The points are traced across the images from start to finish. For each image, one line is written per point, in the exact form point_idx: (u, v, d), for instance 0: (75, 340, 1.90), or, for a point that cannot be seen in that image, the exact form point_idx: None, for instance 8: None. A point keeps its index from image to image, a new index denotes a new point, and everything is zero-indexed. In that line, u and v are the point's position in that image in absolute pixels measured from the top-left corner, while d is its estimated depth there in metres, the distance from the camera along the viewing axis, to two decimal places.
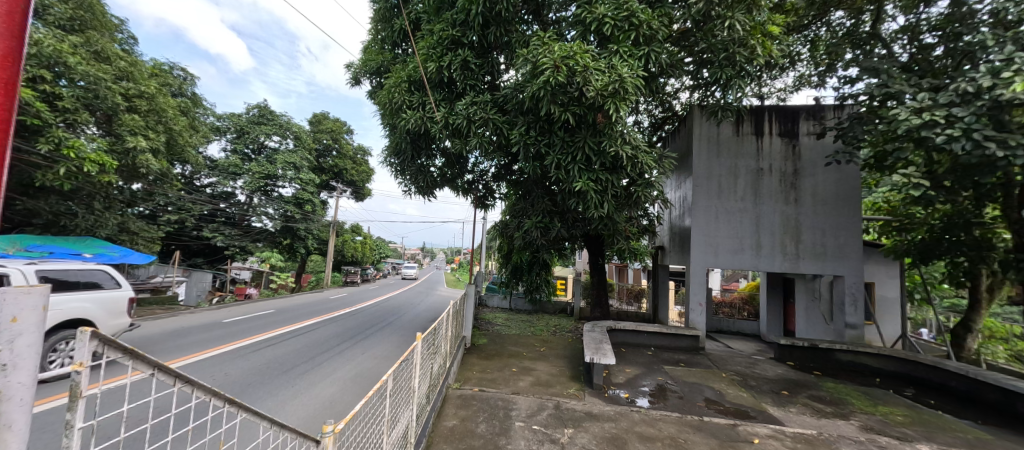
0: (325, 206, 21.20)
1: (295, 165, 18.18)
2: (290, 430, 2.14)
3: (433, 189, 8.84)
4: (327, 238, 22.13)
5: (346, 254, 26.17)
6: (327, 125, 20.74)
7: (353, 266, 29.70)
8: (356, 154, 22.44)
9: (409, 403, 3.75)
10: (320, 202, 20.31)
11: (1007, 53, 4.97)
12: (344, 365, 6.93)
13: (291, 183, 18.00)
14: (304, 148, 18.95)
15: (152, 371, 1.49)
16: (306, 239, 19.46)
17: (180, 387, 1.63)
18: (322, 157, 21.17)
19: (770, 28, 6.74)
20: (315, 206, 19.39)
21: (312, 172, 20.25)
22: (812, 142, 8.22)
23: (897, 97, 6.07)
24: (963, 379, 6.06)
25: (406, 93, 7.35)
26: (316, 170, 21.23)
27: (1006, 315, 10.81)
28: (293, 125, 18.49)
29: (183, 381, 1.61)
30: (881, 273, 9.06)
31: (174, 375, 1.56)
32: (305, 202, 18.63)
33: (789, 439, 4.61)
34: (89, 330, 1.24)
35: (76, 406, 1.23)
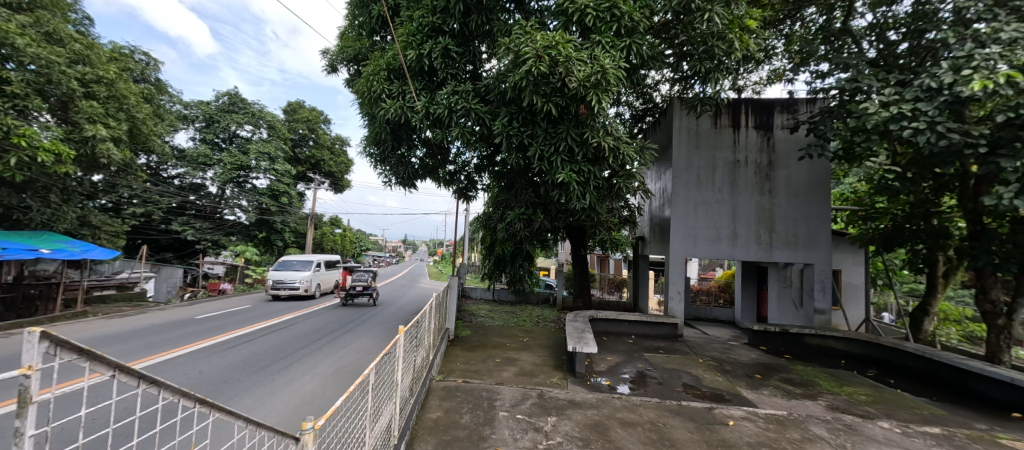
0: (302, 198, 20.51)
1: (269, 155, 17.48)
2: (268, 428, 2.06)
3: (415, 180, 8.64)
4: (305, 231, 21.64)
5: (325, 246, 25.86)
6: (302, 114, 20.27)
7: None
8: (333, 144, 21.99)
9: (391, 397, 3.72)
10: (297, 194, 19.66)
11: (967, 50, 5.23)
12: (325, 360, 6.83)
13: (265, 174, 17.36)
14: (279, 137, 18.27)
15: (112, 372, 1.40)
16: (282, 232, 19.33)
17: (145, 388, 1.55)
18: (297, 147, 20.60)
19: (747, 22, 6.73)
20: (292, 198, 18.83)
21: (289, 163, 19.69)
22: (785, 135, 8.46)
23: (866, 92, 6.27)
24: (921, 359, 6.45)
25: (385, 82, 7.12)
26: (292, 161, 20.68)
27: (960, 298, 11.42)
28: (266, 114, 17.79)
29: (148, 381, 1.53)
30: (847, 262, 9.49)
31: (137, 376, 1.48)
32: (280, 194, 18.11)
33: (761, 419, 4.83)
34: (38, 332, 1.16)
35: (26, 413, 1.15)
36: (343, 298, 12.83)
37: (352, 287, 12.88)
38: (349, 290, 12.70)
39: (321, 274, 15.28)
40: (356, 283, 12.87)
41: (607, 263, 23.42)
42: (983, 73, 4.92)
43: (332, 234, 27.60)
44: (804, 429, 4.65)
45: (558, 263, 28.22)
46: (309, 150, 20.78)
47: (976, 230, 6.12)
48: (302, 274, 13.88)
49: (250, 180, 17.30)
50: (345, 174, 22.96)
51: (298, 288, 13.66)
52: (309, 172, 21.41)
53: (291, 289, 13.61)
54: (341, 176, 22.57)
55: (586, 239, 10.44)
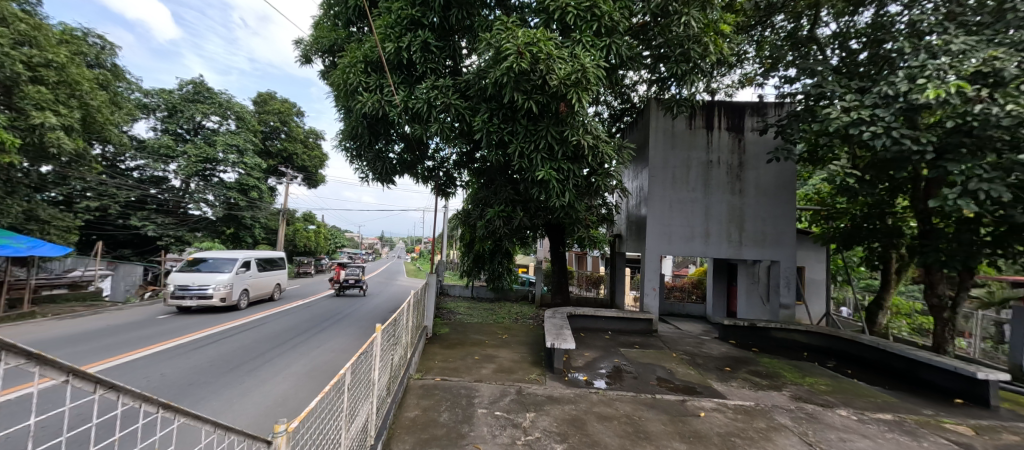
0: (273, 193, 19.85)
1: (238, 148, 16.76)
2: (238, 433, 1.95)
3: (392, 176, 8.46)
4: (276, 227, 20.97)
5: (298, 243, 25.13)
6: (273, 105, 19.59)
7: (307, 257, 28.30)
8: (306, 137, 21.36)
9: (369, 396, 3.67)
10: (267, 188, 18.98)
11: (921, 61, 5.57)
12: (298, 360, 6.64)
13: (233, 167, 16.66)
14: (248, 129, 17.56)
15: (67, 377, 1.23)
16: (252, 228, 18.47)
17: (103, 394, 1.39)
18: (268, 140, 19.88)
19: (722, 26, 6.92)
20: (262, 192, 18.14)
21: (259, 156, 18.98)
22: (755, 137, 8.79)
23: (830, 97, 6.60)
24: (875, 350, 6.87)
25: (361, 74, 6.94)
26: (263, 154, 19.95)
27: (910, 293, 12.22)
28: (234, 105, 17.04)
29: (106, 387, 1.38)
30: (810, 259, 9.96)
31: (95, 381, 1.32)
32: (249, 188, 17.43)
33: (730, 410, 5.04)
34: None
35: None
36: (336, 289, 15.05)
37: (345, 279, 15.16)
38: (342, 282, 15.01)
39: (252, 276, 11.53)
40: (348, 277, 15.18)
41: (585, 260, 23.75)
42: (935, 83, 5.25)
43: (306, 231, 26.79)
44: (770, 418, 4.88)
45: (538, 261, 28.40)
46: (281, 143, 20.08)
47: (926, 230, 6.57)
48: (218, 277, 10.10)
49: (217, 173, 16.55)
50: (319, 168, 22.34)
51: (212, 297, 9.91)
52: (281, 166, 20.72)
53: (201, 298, 9.85)
54: (315, 170, 21.95)
55: (564, 237, 10.53)
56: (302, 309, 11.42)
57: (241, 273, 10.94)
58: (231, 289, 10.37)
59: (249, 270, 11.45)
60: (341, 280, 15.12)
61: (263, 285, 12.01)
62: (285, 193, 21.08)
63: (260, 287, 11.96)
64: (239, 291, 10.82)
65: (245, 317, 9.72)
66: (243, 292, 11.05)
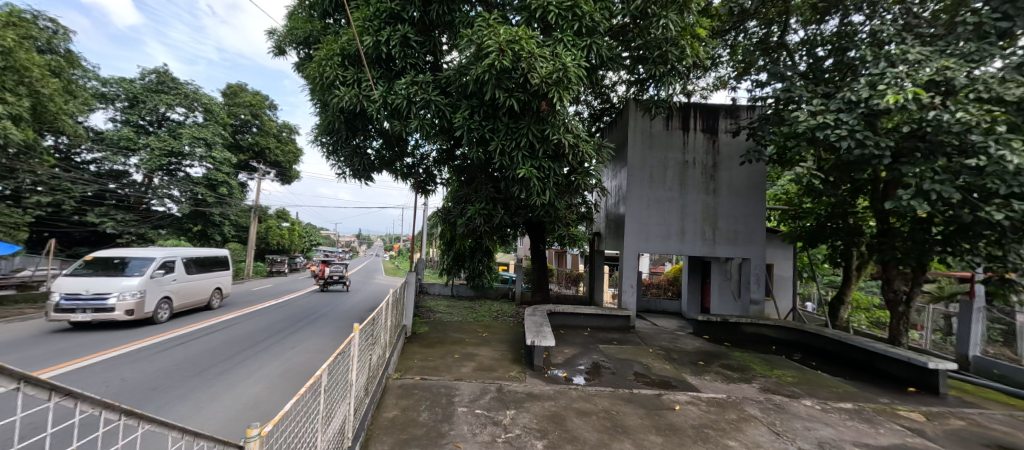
0: (243, 189, 19.19)
1: (205, 141, 16.07)
2: (208, 439, 1.84)
3: (370, 173, 8.28)
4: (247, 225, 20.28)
5: (271, 241, 24.36)
6: (244, 98, 18.88)
7: (281, 256, 27.52)
8: (279, 131, 20.69)
9: (346, 398, 3.60)
10: (237, 184, 18.31)
11: (881, 69, 5.87)
12: (271, 362, 6.42)
13: (200, 162, 15.95)
14: (216, 122, 16.86)
15: (17, 385, 1.06)
16: (221, 225, 18.18)
17: (59, 402, 1.24)
18: (238, 133, 19.15)
19: (698, 30, 7.07)
20: (232, 188, 17.47)
21: (228, 151, 18.27)
22: (729, 139, 9.07)
23: (798, 101, 6.87)
24: (838, 343, 7.25)
25: (338, 68, 6.76)
26: (232, 148, 19.22)
27: (869, 288, 12.93)
28: (201, 96, 16.30)
29: (64, 394, 1.22)
30: (778, 257, 10.38)
31: (51, 388, 1.16)
32: (218, 184, 16.87)
33: (704, 403, 5.21)
34: None
35: None
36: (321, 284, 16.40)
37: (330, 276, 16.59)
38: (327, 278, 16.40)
39: (178, 280, 9.15)
40: (333, 274, 16.64)
41: (564, 258, 24.04)
42: (894, 89, 5.55)
43: (279, 228, 26.00)
44: (740, 409, 5.08)
45: (518, 259, 28.59)
46: (252, 137, 19.38)
47: (884, 229, 6.97)
48: (126, 282, 7.77)
49: (183, 168, 15.81)
50: (293, 164, 21.72)
51: (113, 310, 7.54)
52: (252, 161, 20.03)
53: (98, 310, 7.48)
54: (289, 166, 21.32)
55: (545, 235, 10.59)
56: (276, 308, 11.09)
57: (160, 278, 8.52)
58: (144, 298, 8.00)
59: (172, 273, 9.02)
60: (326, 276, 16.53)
61: (194, 290, 9.65)
62: (257, 189, 20.37)
63: (190, 295, 9.57)
64: (157, 299, 8.45)
65: (213, 318, 9.30)
66: (164, 301, 8.68)
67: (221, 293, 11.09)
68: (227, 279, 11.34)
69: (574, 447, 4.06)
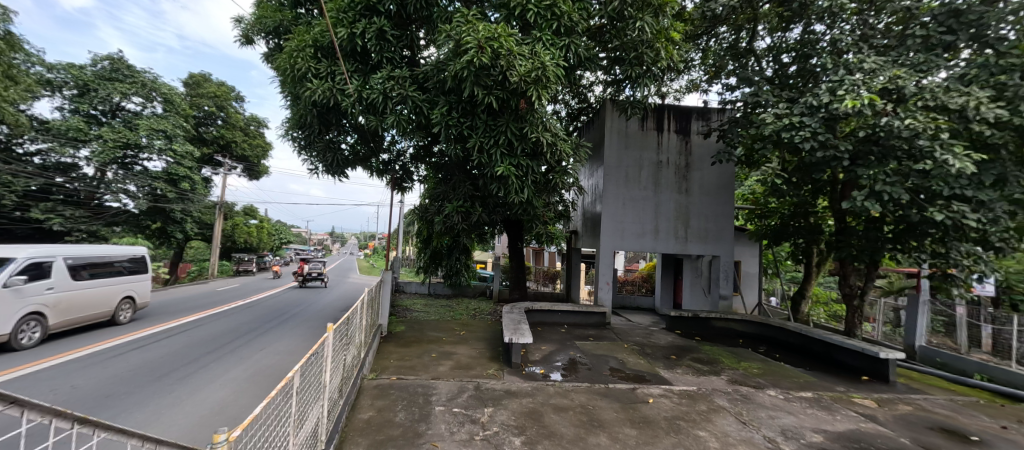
0: (207, 184, 18.34)
1: (165, 133, 15.24)
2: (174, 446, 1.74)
3: (344, 169, 8.05)
4: (210, 222, 19.40)
5: (237, 239, 23.40)
6: (208, 88, 18.02)
7: (248, 254, 26.52)
8: (246, 124, 19.88)
9: (319, 400, 3.50)
10: (200, 179, 17.45)
11: (840, 76, 6.20)
12: (238, 365, 6.15)
13: (160, 156, 15.26)
14: (177, 113, 16.01)
15: None
16: (183, 223, 16.82)
17: (2, 411, 1.13)
18: (201, 126, 18.28)
19: (672, 33, 7.23)
20: (195, 183, 16.63)
21: (190, 144, 17.39)
22: (701, 140, 9.36)
23: (765, 105, 7.17)
24: (800, 336, 7.63)
25: (310, 60, 6.54)
26: (195, 141, 18.34)
27: (826, 283, 13.70)
28: (161, 86, 15.41)
29: (9, 402, 1.11)
30: (745, 254, 10.83)
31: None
32: (180, 179, 16.02)
33: (676, 396, 5.38)
34: None
35: None
36: (301, 280, 17.49)
37: (308, 272, 17.66)
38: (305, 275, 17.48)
39: (58, 289, 6.86)
40: (311, 270, 17.73)
41: (542, 256, 24.29)
42: (852, 95, 5.86)
43: (248, 225, 25.04)
44: (710, 401, 5.28)
45: (495, 257, 28.67)
46: (217, 130, 18.52)
47: (842, 227, 7.39)
48: None
49: (140, 161, 14.96)
50: (262, 159, 20.94)
51: None
52: (217, 156, 19.20)
53: None
54: (257, 160, 20.58)
55: (523, 233, 10.62)
56: (243, 309, 10.66)
57: (24, 289, 6.26)
58: None
59: (49, 280, 6.74)
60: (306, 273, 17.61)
61: (83, 303, 7.33)
62: (223, 184, 19.58)
63: (78, 308, 7.25)
64: (19, 318, 6.24)
65: (173, 320, 8.82)
66: (32, 319, 6.45)
67: (135, 303, 8.71)
68: (145, 286, 8.92)
69: (552, 442, 4.10)
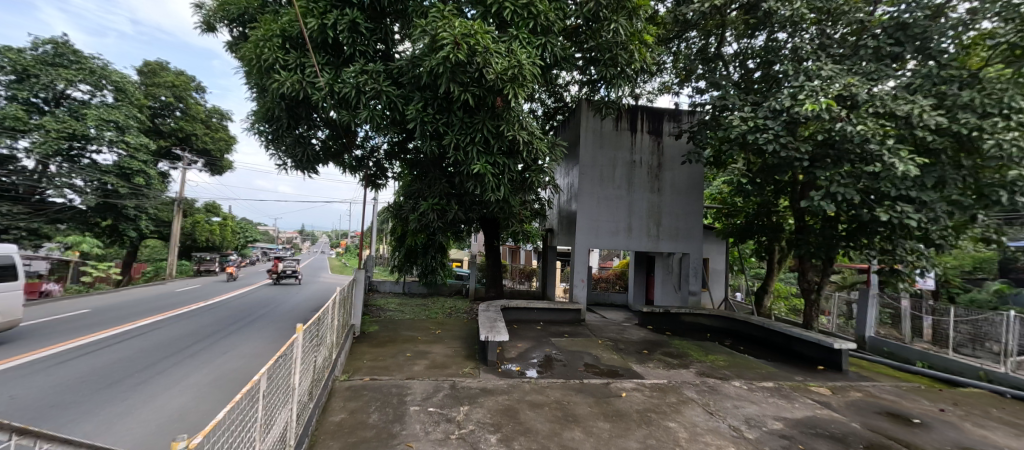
0: (164, 179, 17.35)
1: (117, 124, 14.27)
2: None
3: (315, 165, 7.80)
4: (168, 219, 18.38)
5: (198, 237, 22.27)
6: (165, 77, 16.99)
7: (209, 253, 25.36)
8: (207, 116, 18.90)
9: (287, 403, 3.37)
10: (157, 174, 16.42)
11: (800, 82, 6.53)
12: (200, 369, 5.86)
13: (110, 147, 14.11)
14: (129, 102, 15.03)
15: None
16: (136, 220, 15.82)
17: None
18: (158, 117, 17.25)
19: (645, 36, 7.36)
20: (150, 178, 15.65)
21: (145, 136, 16.37)
22: (672, 141, 9.63)
23: (732, 108, 7.46)
24: (763, 329, 8.01)
25: (278, 51, 6.27)
26: (151, 133, 17.32)
27: (786, 279, 14.42)
28: (112, 74, 14.36)
29: None
30: (713, 251, 11.24)
31: None
32: (133, 173, 14.91)
33: (648, 389, 5.54)
34: None
35: None
36: (275, 278, 18.30)
37: (283, 270, 18.48)
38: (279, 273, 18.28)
39: None
40: (286, 268, 18.57)
41: (518, 254, 24.42)
42: (811, 100, 6.19)
43: (211, 223, 23.88)
44: (679, 393, 5.47)
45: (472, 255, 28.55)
46: (175, 122, 17.51)
47: (801, 226, 7.81)
48: None
49: (88, 154, 13.91)
50: (225, 153, 20.00)
51: None
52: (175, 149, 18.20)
53: None
54: (219, 154, 19.65)
55: (499, 231, 10.62)
56: (205, 311, 10.16)
57: None
58: None
59: None
60: (280, 270, 18.42)
61: None
62: (182, 179, 18.59)
63: None
64: None
65: (126, 323, 8.30)
66: None
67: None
68: (13, 298, 6.63)
69: (527, 438, 4.14)
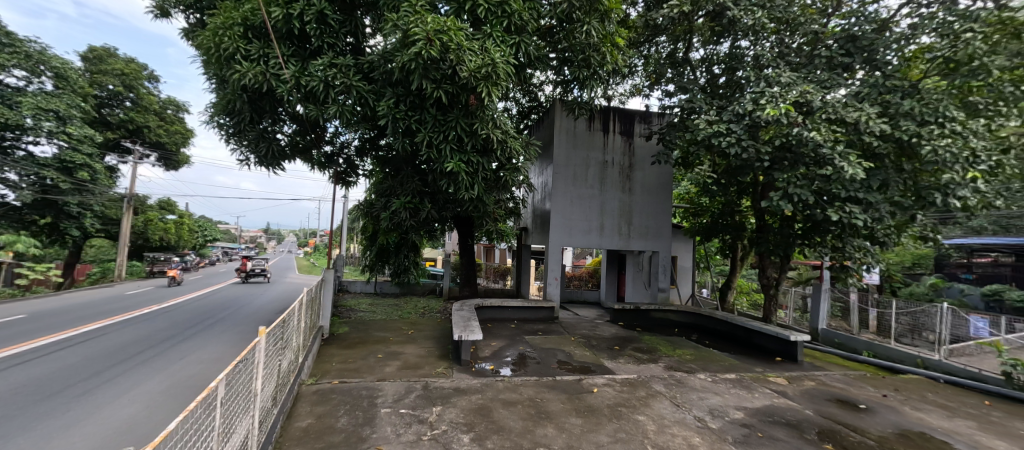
0: (112, 174, 16.20)
1: (57, 114, 13.18)
2: None
3: (280, 161, 7.48)
4: (116, 216, 17.19)
5: (151, 236, 20.96)
6: (114, 65, 15.85)
7: (163, 254, 23.97)
8: (162, 107, 17.77)
9: (248, 410, 3.21)
10: (103, 168, 15.27)
11: (761, 88, 6.84)
12: (153, 377, 5.50)
13: (50, 139, 13.06)
14: (71, 91, 13.92)
15: None
16: (81, 218, 14.74)
17: None
18: (105, 107, 16.07)
19: (617, 39, 7.49)
20: (96, 173, 14.56)
21: (90, 127, 15.21)
22: (642, 142, 9.87)
23: (699, 111, 7.74)
24: (727, 323, 8.37)
25: (239, 39, 5.96)
26: (98, 125, 16.14)
27: (748, 276, 15.12)
28: (52, 59, 13.21)
29: None
30: (680, 249, 11.62)
31: None
32: (76, 167, 13.84)
33: (618, 384, 5.67)
34: None
35: None
36: (244, 276, 18.33)
37: (251, 269, 18.53)
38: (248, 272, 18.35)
39: None
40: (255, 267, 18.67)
41: (492, 253, 24.44)
42: (771, 105, 6.50)
43: (166, 221, 22.48)
44: (648, 387, 5.63)
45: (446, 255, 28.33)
46: (125, 113, 16.36)
47: (762, 225, 8.21)
48: None
49: (23, 145, 12.80)
50: (182, 147, 18.81)
51: None
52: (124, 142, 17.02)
53: None
54: (175, 148, 18.39)
55: (473, 230, 10.56)
56: (159, 314, 9.58)
57: None
58: None
59: None
60: (249, 269, 18.49)
61: None
62: (132, 173, 17.41)
63: None
64: None
65: (69, 329, 7.70)
66: None
67: None
68: None
69: (501, 437, 4.15)
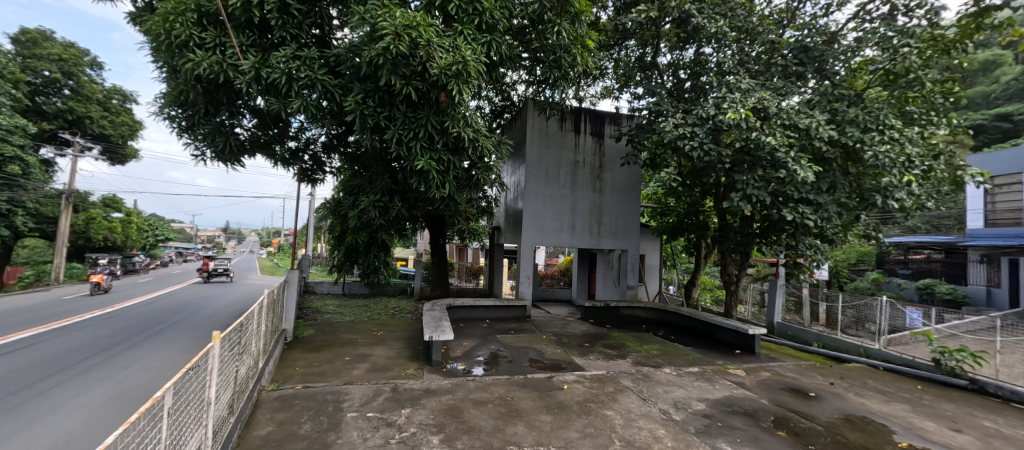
0: (47, 169, 14.91)
1: None
2: None
3: (240, 156, 7.11)
4: (52, 214, 15.86)
5: (94, 236, 19.49)
6: (50, 50, 14.62)
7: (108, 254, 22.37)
8: (106, 97, 16.51)
9: (200, 422, 3.01)
10: (37, 161, 14.02)
11: (723, 94, 7.16)
12: (94, 387, 5.10)
13: None
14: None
15: None
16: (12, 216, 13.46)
17: None
18: (39, 95, 14.77)
19: (587, 41, 7.62)
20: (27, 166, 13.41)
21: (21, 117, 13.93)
22: (611, 143, 10.08)
23: (665, 114, 8.00)
24: (691, 319, 8.70)
25: (193, 27, 5.61)
26: (31, 114, 14.82)
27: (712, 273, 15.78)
28: None
29: None
30: (648, 247, 11.96)
31: None
32: (4, 160, 12.67)
33: (588, 381, 5.77)
34: None
35: None
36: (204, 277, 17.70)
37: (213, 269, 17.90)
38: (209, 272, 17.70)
39: None
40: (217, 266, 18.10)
41: (464, 252, 24.33)
42: (731, 110, 6.81)
43: (111, 219, 20.91)
44: (616, 382, 5.76)
45: (418, 254, 27.92)
46: (63, 102, 15.08)
47: (724, 224, 8.59)
48: None
49: None
50: (129, 139, 17.50)
51: None
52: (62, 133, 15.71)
53: None
54: (121, 141, 17.13)
55: (445, 229, 10.45)
56: (103, 319, 8.91)
57: None
58: None
59: None
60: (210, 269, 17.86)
61: None
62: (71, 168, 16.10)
63: None
64: None
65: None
66: None
67: None
68: None
69: (471, 437, 4.12)
